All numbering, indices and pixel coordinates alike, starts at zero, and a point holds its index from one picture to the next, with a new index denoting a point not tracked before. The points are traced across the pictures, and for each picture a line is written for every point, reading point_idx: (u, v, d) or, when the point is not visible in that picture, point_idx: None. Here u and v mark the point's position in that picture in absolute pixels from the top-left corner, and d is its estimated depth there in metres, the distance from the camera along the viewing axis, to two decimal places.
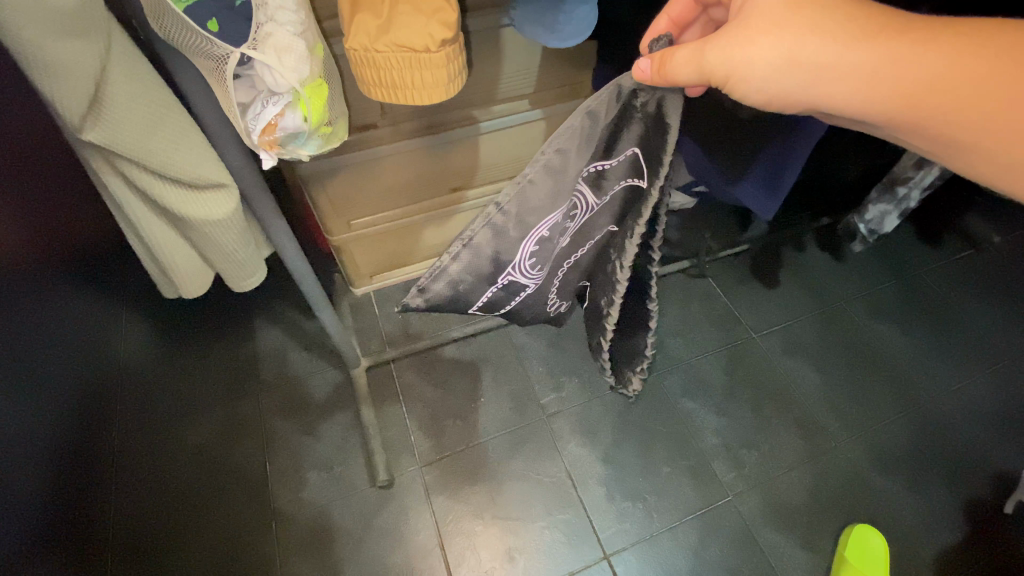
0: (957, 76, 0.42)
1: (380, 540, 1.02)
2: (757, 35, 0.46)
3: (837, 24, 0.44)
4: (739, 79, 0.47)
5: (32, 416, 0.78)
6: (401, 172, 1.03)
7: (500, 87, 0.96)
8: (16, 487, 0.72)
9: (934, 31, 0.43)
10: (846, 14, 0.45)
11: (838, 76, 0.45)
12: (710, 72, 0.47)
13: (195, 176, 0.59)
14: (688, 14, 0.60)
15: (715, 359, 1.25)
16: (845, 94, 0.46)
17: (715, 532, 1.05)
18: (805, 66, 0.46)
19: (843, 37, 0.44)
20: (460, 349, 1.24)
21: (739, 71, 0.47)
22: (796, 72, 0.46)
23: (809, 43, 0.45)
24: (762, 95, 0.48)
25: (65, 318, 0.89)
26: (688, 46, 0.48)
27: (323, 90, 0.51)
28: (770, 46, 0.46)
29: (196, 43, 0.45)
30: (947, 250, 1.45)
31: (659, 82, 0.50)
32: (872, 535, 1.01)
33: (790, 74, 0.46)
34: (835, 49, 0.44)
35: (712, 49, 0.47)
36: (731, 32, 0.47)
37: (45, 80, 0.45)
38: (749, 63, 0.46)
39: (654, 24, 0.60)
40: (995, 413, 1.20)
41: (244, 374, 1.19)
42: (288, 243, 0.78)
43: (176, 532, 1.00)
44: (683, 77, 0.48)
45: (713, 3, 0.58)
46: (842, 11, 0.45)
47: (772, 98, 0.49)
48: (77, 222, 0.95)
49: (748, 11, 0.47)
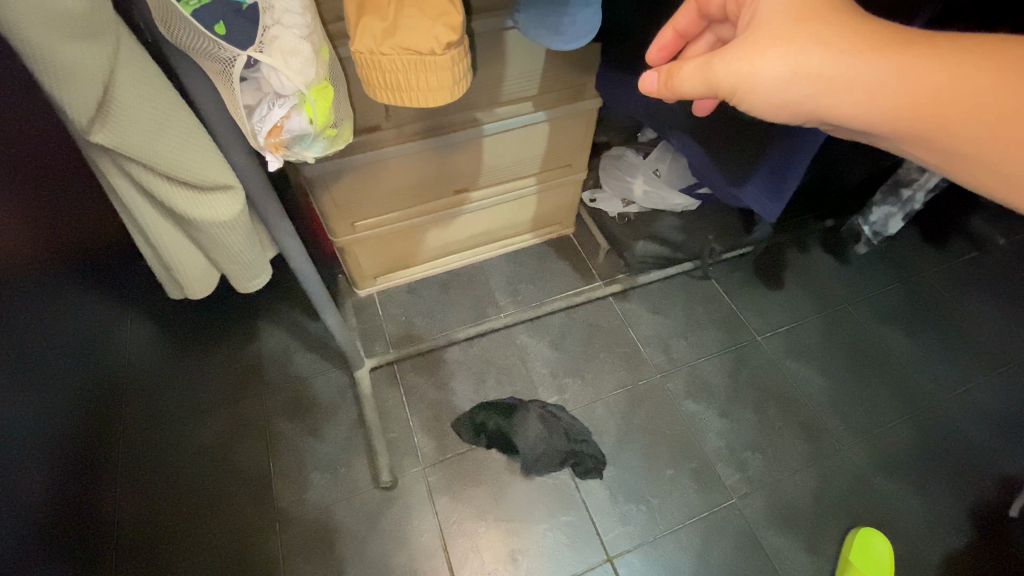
0: (958, 89, 0.41)
1: (385, 541, 1.01)
2: (763, 47, 0.47)
3: (843, 35, 0.44)
4: (746, 90, 0.49)
5: (41, 420, 0.80)
6: (406, 174, 1.03)
7: (504, 90, 0.96)
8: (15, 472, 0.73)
9: (942, 46, 0.42)
10: (853, 27, 0.45)
11: (839, 89, 0.45)
12: (717, 84, 0.50)
13: (202, 179, 0.60)
14: (694, 28, 0.60)
15: (718, 361, 1.25)
16: (846, 105, 0.45)
17: (719, 535, 1.04)
18: (812, 77, 0.46)
19: (848, 47, 0.44)
20: (463, 351, 1.24)
21: (744, 82, 0.48)
22: (805, 82, 0.46)
23: (815, 53, 0.45)
24: (775, 102, 0.49)
25: (70, 320, 0.91)
26: (696, 60, 0.51)
27: (328, 94, 0.52)
28: (773, 59, 0.46)
29: (204, 46, 0.46)
30: (952, 252, 1.45)
31: (667, 93, 0.55)
32: (877, 538, 1.01)
33: (795, 84, 0.47)
34: (837, 60, 0.44)
35: (720, 62, 0.49)
36: (739, 44, 0.49)
37: (54, 83, 0.45)
38: (754, 75, 0.47)
39: (662, 36, 0.62)
40: (1000, 416, 1.19)
41: (247, 377, 1.18)
42: (294, 244, 0.79)
43: (181, 535, 1.00)
44: (690, 89, 0.52)
45: (720, 20, 0.57)
46: (848, 23, 0.45)
47: (779, 106, 0.49)
48: (71, 227, 0.94)
49: (756, 25, 0.49)
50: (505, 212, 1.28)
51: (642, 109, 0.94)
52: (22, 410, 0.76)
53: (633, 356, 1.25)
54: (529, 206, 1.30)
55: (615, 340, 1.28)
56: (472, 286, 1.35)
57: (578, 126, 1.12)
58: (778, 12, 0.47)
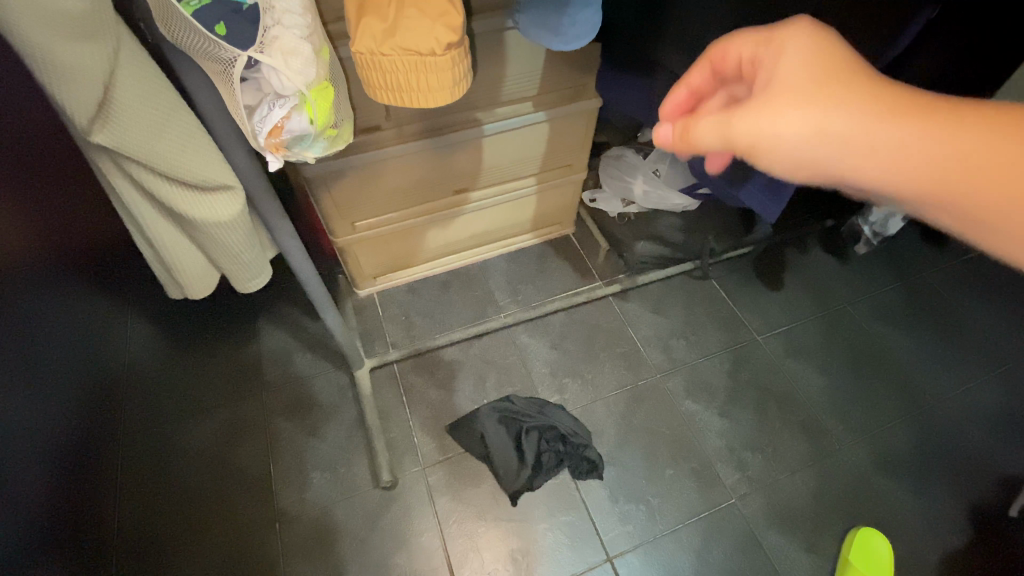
0: (1022, 162, 0.34)
1: (385, 541, 1.01)
2: (784, 106, 0.40)
3: (868, 94, 0.39)
4: (763, 150, 0.42)
5: (41, 422, 0.80)
6: (406, 174, 1.03)
7: (504, 90, 0.96)
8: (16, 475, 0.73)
9: (992, 114, 0.36)
10: (879, 89, 0.39)
11: (873, 154, 0.38)
12: (734, 140, 0.43)
13: (202, 179, 0.60)
14: (709, 86, 0.53)
15: (718, 361, 1.25)
16: (876, 170, 0.39)
17: (719, 535, 1.04)
18: (836, 139, 0.39)
19: (875, 109, 0.38)
20: (462, 351, 1.24)
21: (762, 141, 0.42)
22: (828, 145, 0.40)
23: (841, 113, 0.39)
24: (795, 164, 0.42)
25: (69, 321, 0.91)
26: (714, 115, 0.44)
27: (328, 94, 0.52)
28: (794, 119, 0.40)
29: (204, 46, 0.45)
30: (951, 252, 1.45)
31: (681, 148, 0.48)
32: (877, 539, 1.01)
33: (819, 144, 0.40)
34: (868, 123, 0.38)
35: (738, 118, 0.42)
36: (758, 101, 0.42)
37: (54, 84, 0.45)
38: (774, 135, 0.41)
39: (673, 95, 0.54)
40: (1000, 416, 1.19)
41: (247, 376, 1.18)
42: (294, 244, 0.79)
43: (181, 536, 1.00)
44: (704, 143, 0.45)
45: (735, 79, 0.50)
46: (879, 86, 0.39)
47: (801, 168, 0.42)
48: (71, 227, 0.94)
49: (773, 84, 0.42)
50: (505, 213, 1.28)
51: (641, 109, 0.94)
52: (22, 411, 0.76)
53: (633, 356, 1.25)
54: (529, 206, 1.30)
55: (615, 340, 1.28)
56: (472, 287, 1.35)
57: (578, 127, 1.12)
58: (798, 69, 0.42)
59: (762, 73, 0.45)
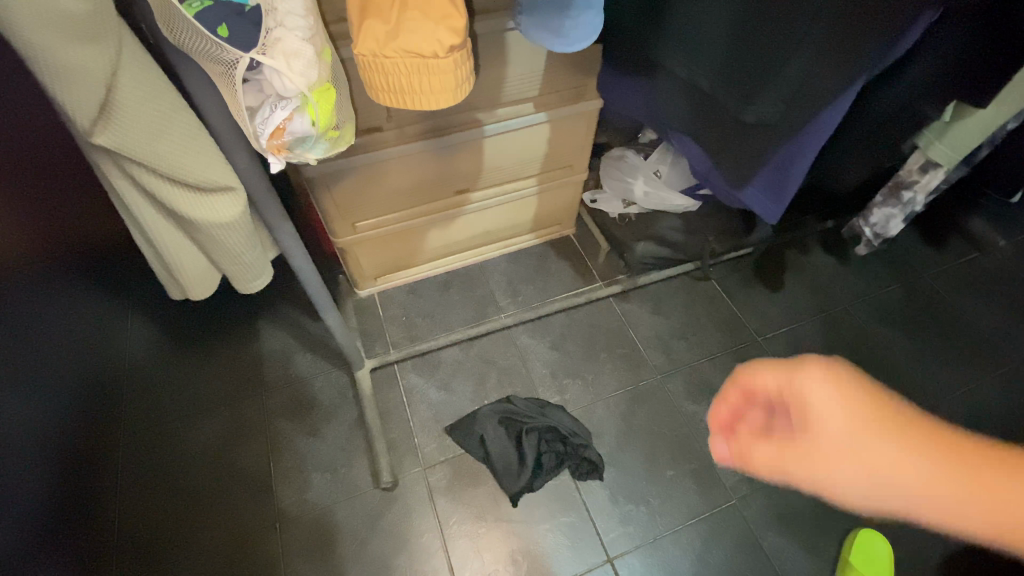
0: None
1: (386, 542, 1.01)
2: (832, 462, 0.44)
3: (895, 435, 0.43)
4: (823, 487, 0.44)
5: (42, 420, 0.80)
6: (407, 175, 1.03)
7: (505, 91, 0.96)
8: (17, 473, 0.73)
9: (1009, 458, 0.40)
10: (911, 433, 0.43)
11: (909, 492, 0.42)
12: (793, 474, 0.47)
13: (204, 180, 0.60)
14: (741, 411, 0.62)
15: (718, 363, 1.25)
16: (912, 498, 0.42)
17: (719, 536, 1.04)
18: (868, 469, 0.43)
19: (910, 452, 0.42)
20: (463, 351, 1.24)
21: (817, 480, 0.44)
22: (871, 484, 0.42)
23: (876, 454, 0.43)
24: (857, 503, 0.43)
25: (69, 321, 0.91)
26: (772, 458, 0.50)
27: (330, 96, 0.52)
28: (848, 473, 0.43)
29: (206, 48, 0.45)
30: (952, 253, 1.45)
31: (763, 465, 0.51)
32: (877, 541, 1.01)
33: (870, 488, 0.42)
34: (897, 459, 0.42)
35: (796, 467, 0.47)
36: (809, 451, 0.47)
37: (56, 85, 0.45)
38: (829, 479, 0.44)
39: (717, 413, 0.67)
40: (1001, 418, 1.19)
41: (248, 376, 1.18)
42: (295, 245, 0.79)
43: (181, 536, 1.00)
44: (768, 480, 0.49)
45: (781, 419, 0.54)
46: (907, 425, 0.43)
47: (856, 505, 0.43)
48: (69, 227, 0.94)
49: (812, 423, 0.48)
50: (505, 213, 1.28)
51: (642, 110, 0.94)
52: (23, 410, 0.76)
53: (634, 356, 1.25)
54: (530, 207, 1.30)
55: (615, 341, 1.28)
56: (473, 287, 1.35)
57: (579, 128, 1.12)
58: (832, 412, 0.47)
59: (795, 404, 0.51)
